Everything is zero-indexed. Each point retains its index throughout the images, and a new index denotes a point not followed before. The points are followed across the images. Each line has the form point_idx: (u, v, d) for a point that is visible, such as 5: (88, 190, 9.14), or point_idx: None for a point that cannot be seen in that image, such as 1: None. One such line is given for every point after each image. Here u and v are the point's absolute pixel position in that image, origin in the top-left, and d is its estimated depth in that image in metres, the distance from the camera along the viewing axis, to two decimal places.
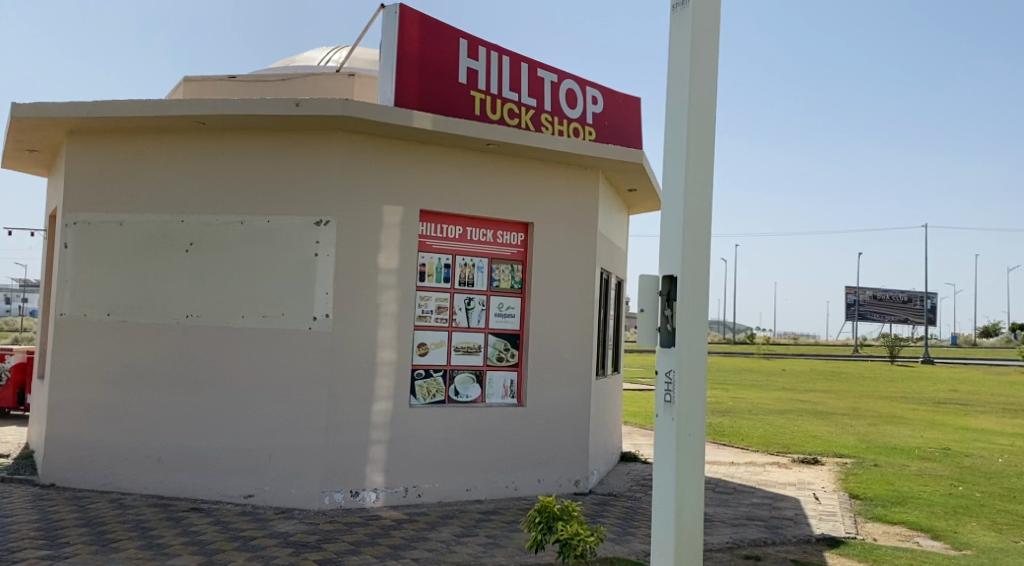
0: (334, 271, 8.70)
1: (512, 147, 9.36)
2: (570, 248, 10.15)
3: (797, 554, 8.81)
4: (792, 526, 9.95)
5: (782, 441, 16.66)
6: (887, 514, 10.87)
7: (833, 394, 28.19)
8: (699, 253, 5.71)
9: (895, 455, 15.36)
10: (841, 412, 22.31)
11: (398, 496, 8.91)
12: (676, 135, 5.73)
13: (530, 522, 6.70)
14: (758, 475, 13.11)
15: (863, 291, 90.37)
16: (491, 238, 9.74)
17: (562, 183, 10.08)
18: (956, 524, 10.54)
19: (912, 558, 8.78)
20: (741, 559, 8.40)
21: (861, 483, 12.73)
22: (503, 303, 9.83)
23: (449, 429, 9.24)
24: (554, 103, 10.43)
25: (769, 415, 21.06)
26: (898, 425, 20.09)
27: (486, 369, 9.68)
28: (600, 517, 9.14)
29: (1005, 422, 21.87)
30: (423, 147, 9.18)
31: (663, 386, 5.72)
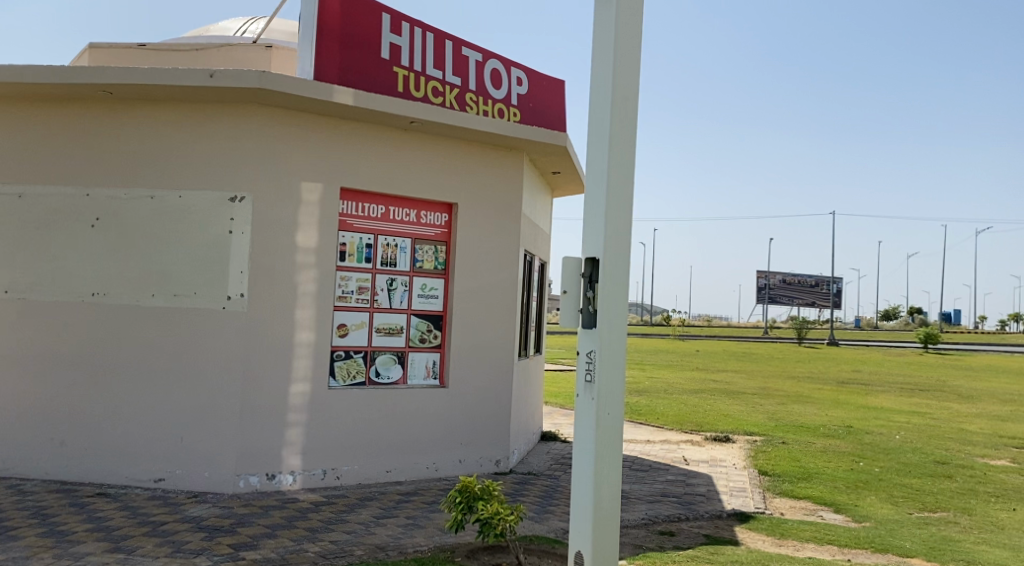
0: (249, 249, 8.44)
1: (435, 126, 9.24)
2: (493, 229, 10.10)
3: (709, 529, 9.02)
4: (705, 502, 10.20)
5: (696, 419, 17.07)
6: (793, 489, 11.26)
7: (744, 374, 29.07)
8: (620, 235, 5.74)
9: (801, 433, 15.92)
10: (752, 392, 23.02)
11: (317, 479, 8.75)
12: (599, 118, 5.73)
13: (450, 503, 6.64)
14: (672, 453, 13.40)
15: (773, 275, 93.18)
16: (414, 218, 9.60)
17: (485, 163, 10.00)
18: (858, 498, 10.98)
19: (816, 531, 9.10)
20: (656, 535, 8.56)
21: (770, 459, 13.14)
22: (426, 284, 9.72)
23: (369, 411, 9.12)
24: (478, 83, 10.32)
25: (684, 394, 21.57)
26: (804, 404, 20.84)
27: (409, 350, 9.58)
28: (519, 496, 9.17)
29: (902, 401, 22.96)
30: (345, 123, 8.98)
31: (584, 366, 5.74)
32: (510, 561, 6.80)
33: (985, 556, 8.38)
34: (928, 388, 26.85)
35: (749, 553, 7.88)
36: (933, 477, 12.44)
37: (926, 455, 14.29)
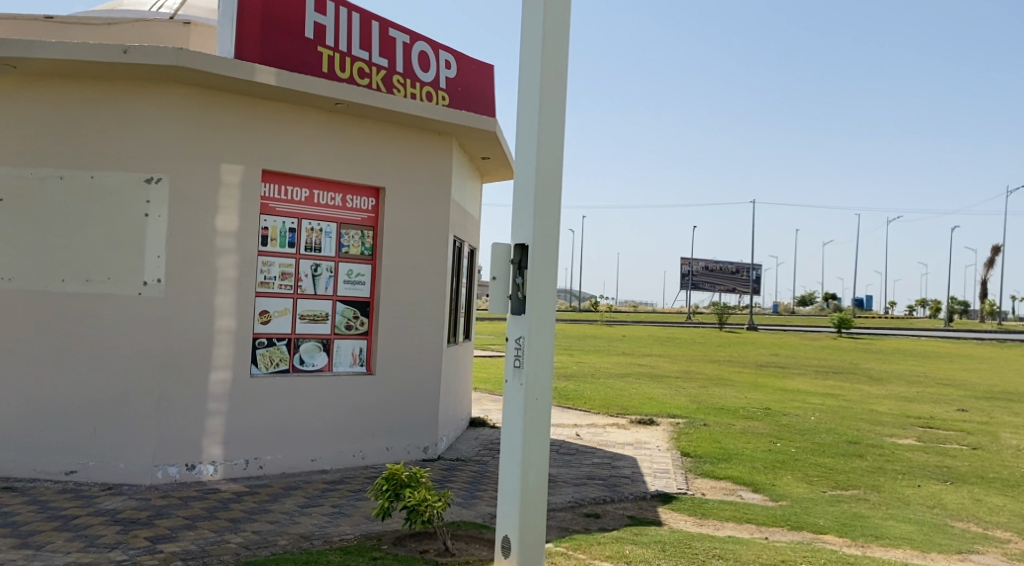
0: (166, 233, 8.13)
1: (361, 107, 9.05)
2: (421, 214, 9.96)
3: (633, 510, 9.13)
4: (629, 483, 10.33)
5: (622, 403, 17.28)
6: (714, 470, 11.50)
7: (668, 358, 29.61)
8: (549, 220, 5.70)
9: (721, 415, 16.28)
10: (675, 375, 23.46)
11: (238, 469, 8.52)
12: (528, 103, 5.68)
13: (376, 490, 6.54)
14: (598, 436, 13.52)
15: (696, 262, 95.17)
16: (339, 202, 9.40)
17: (412, 148, 9.84)
18: (774, 477, 11.27)
19: (735, 511, 9.30)
20: (581, 517, 8.62)
21: (692, 441, 13.40)
22: (352, 270, 9.54)
23: (293, 399, 8.93)
24: (405, 65, 10.13)
25: (610, 378, 21.86)
26: (725, 387, 21.35)
27: (334, 337, 9.40)
28: (446, 482, 9.12)
29: (817, 383, 23.72)
30: (268, 104, 8.72)
31: (513, 351, 5.71)
32: (437, 547, 6.75)
33: (893, 531, 8.69)
34: (841, 371, 27.80)
35: (672, 533, 8.00)
36: (845, 457, 12.86)
37: (838, 435, 14.78)
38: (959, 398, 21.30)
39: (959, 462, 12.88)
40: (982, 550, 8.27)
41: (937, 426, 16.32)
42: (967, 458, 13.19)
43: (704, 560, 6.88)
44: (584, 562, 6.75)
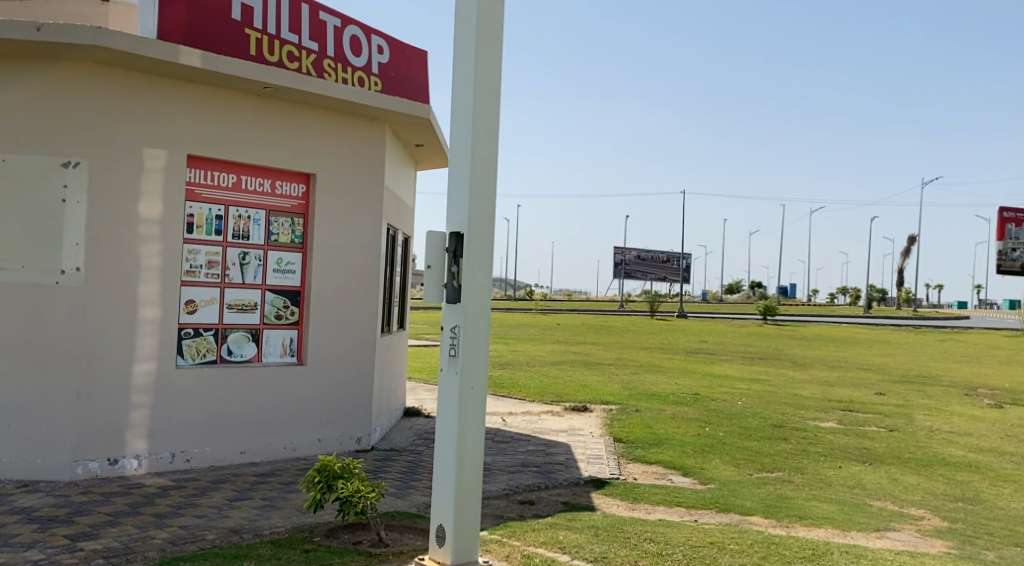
0: (86, 219, 7.83)
1: (290, 92, 8.83)
2: (353, 201, 9.78)
3: (567, 496, 9.17)
4: (563, 470, 10.38)
5: (556, 391, 17.38)
6: (645, 455, 11.65)
7: (602, 346, 29.92)
8: (485, 209, 5.66)
9: (653, 401, 16.51)
10: (608, 363, 23.72)
11: (164, 463, 8.28)
12: (463, 92, 5.60)
13: (308, 482, 6.42)
14: (533, 424, 13.56)
15: (629, 251, 96.29)
16: (268, 189, 9.17)
17: (344, 134, 9.66)
18: (704, 461, 11.47)
19: (666, 494, 9.43)
20: (516, 504, 8.62)
21: (624, 427, 13.54)
22: (282, 259, 9.33)
23: (221, 391, 8.69)
24: (336, 49, 9.87)
25: (544, 366, 21.98)
26: (656, 373, 21.67)
27: (263, 327, 9.18)
28: (380, 473, 9.01)
29: (744, 369, 24.26)
30: (193, 86, 8.44)
31: (448, 340, 5.65)
32: (371, 538, 6.67)
33: (815, 511, 8.93)
34: (768, 357, 28.51)
35: (605, 518, 8.05)
36: (770, 440, 13.17)
37: (764, 419, 15.13)
38: (878, 382, 22.03)
39: (877, 443, 13.32)
40: (898, 527, 8.56)
41: (857, 410, 16.83)
42: (885, 440, 13.64)
43: (636, 543, 6.94)
44: (519, 548, 6.74)
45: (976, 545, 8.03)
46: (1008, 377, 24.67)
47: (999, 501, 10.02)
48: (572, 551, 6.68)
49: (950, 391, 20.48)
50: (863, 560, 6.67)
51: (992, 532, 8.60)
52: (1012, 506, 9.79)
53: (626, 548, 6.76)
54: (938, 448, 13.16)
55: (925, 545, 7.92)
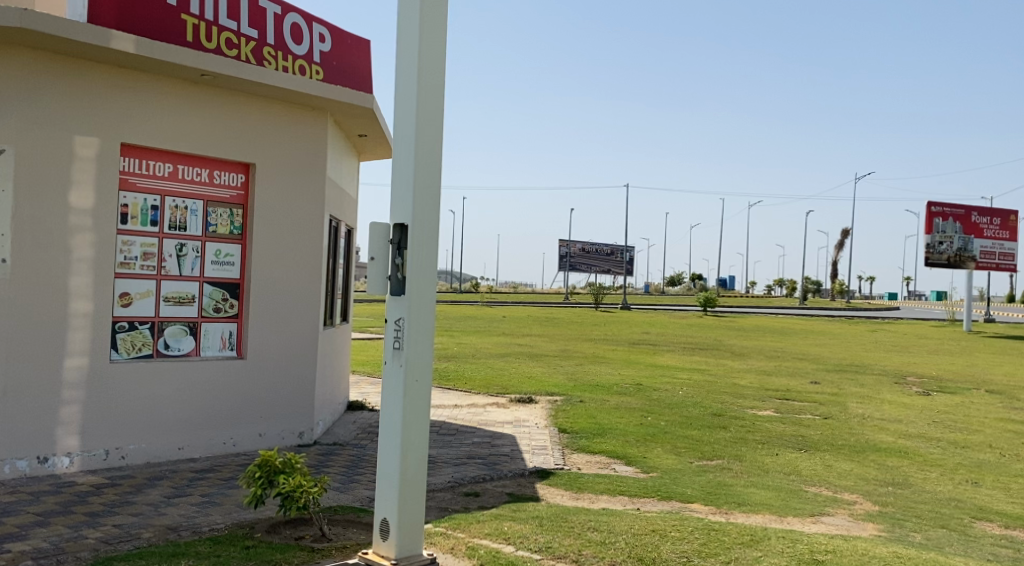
0: (12, 209, 7.52)
1: (229, 79, 8.64)
2: (294, 191, 9.61)
3: (512, 487, 9.18)
4: (508, 461, 10.38)
5: (501, 383, 17.39)
6: (589, 445, 11.72)
7: (547, 338, 30.03)
8: (429, 201, 5.61)
9: (597, 391, 16.63)
10: (553, 354, 23.84)
11: (98, 460, 8.04)
12: (406, 81, 5.53)
13: (248, 478, 6.29)
14: (478, 416, 13.54)
15: (573, 243, 96.82)
16: (206, 178, 8.96)
17: (285, 123, 9.48)
18: (646, 450, 11.59)
19: (609, 483, 9.50)
20: (461, 496, 8.59)
21: (569, 417, 13.61)
22: (221, 250, 9.12)
23: (158, 386, 8.48)
24: (277, 37, 9.60)
25: (490, 358, 22.00)
26: (600, 364, 21.85)
27: (201, 320, 8.98)
28: (322, 467, 8.90)
29: (686, 359, 24.62)
30: (126, 73, 8.19)
31: (392, 333, 5.57)
32: (313, 533, 6.57)
33: (753, 498, 9.09)
34: (709, 348, 28.97)
35: (549, 508, 8.08)
36: (710, 428, 13.37)
37: (705, 408, 15.37)
38: (814, 371, 22.53)
39: (812, 431, 13.62)
40: (832, 512, 8.76)
41: (793, 398, 17.20)
42: (819, 427, 13.96)
43: (580, 532, 6.97)
44: (464, 540, 6.72)
45: (906, 527, 8.27)
46: (936, 365, 25.46)
47: (927, 484, 10.34)
48: (516, 541, 6.68)
49: (882, 380, 21.07)
50: (799, 545, 6.81)
51: (921, 514, 8.86)
52: (939, 489, 10.11)
53: (570, 538, 6.78)
54: (871, 434, 13.52)
55: (857, 529, 8.12)
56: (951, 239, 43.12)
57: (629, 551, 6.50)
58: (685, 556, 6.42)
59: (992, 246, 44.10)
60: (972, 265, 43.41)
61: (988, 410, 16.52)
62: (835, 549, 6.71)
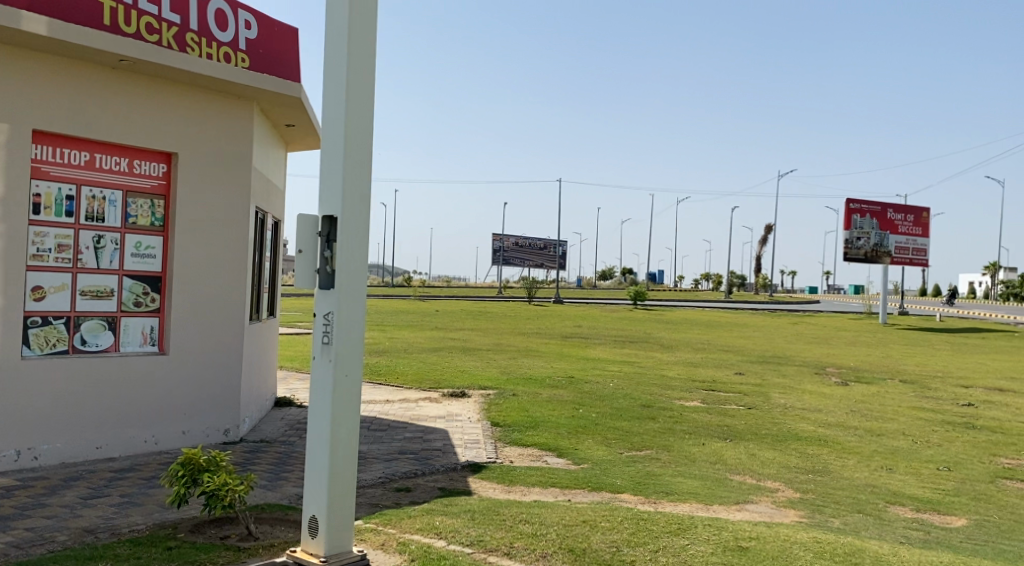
0: None
1: (149, 64, 8.36)
2: (218, 182, 9.35)
3: (443, 482, 9.13)
4: (440, 456, 10.33)
5: (433, 377, 17.30)
6: (521, 438, 11.75)
7: (480, 332, 30.02)
8: (358, 193, 5.51)
9: (529, 384, 16.69)
10: (485, 348, 23.86)
11: (9, 461, 7.71)
12: (335, 70, 5.42)
13: (171, 477, 6.10)
14: (410, 410, 13.45)
15: (506, 238, 96.99)
16: (125, 168, 8.65)
17: (208, 111, 9.22)
18: (577, 442, 11.68)
19: (541, 476, 9.54)
20: (392, 492, 8.50)
21: (501, 411, 13.62)
22: (141, 243, 8.83)
23: (74, 383, 8.17)
24: (201, 22, 9.11)
25: (422, 353, 21.89)
26: (533, 357, 21.96)
27: (120, 315, 8.67)
28: (249, 465, 8.71)
29: (617, 352, 24.91)
30: (38, 57, 7.86)
31: (321, 327, 5.47)
32: (240, 531, 6.41)
33: (681, 487, 9.24)
34: (639, 340, 29.38)
35: (480, 501, 8.06)
36: (639, 419, 13.54)
37: (635, 399, 15.57)
38: (739, 363, 23.03)
39: (737, 421, 13.92)
40: (755, 500, 8.96)
41: (719, 389, 17.55)
42: (744, 417, 14.27)
43: (511, 525, 6.97)
44: (395, 535, 6.65)
45: (825, 513, 8.51)
46: (854, 356, 26.32)
47: (845, 471, 10.66)
48: (448, 536, 6.64)
49: (804, 371, 21.67)
50: (724, 532, 6.94)
51: (839, 500, 9.13)
52: (856, 475, 10.44)
53: (502, 531, 6.78)
54: (792, 424, 13.88)
55: (779, 515, 8.32)
56: (868, 235, 44.58)
57: (559, 542, 6.52)
58: (615, 546, 6.47)
59: (907, 241, 45.74)
60: (888, 260, 44.95)
61: (902, 399, 17.14)
62: (758, 535, 6.85)
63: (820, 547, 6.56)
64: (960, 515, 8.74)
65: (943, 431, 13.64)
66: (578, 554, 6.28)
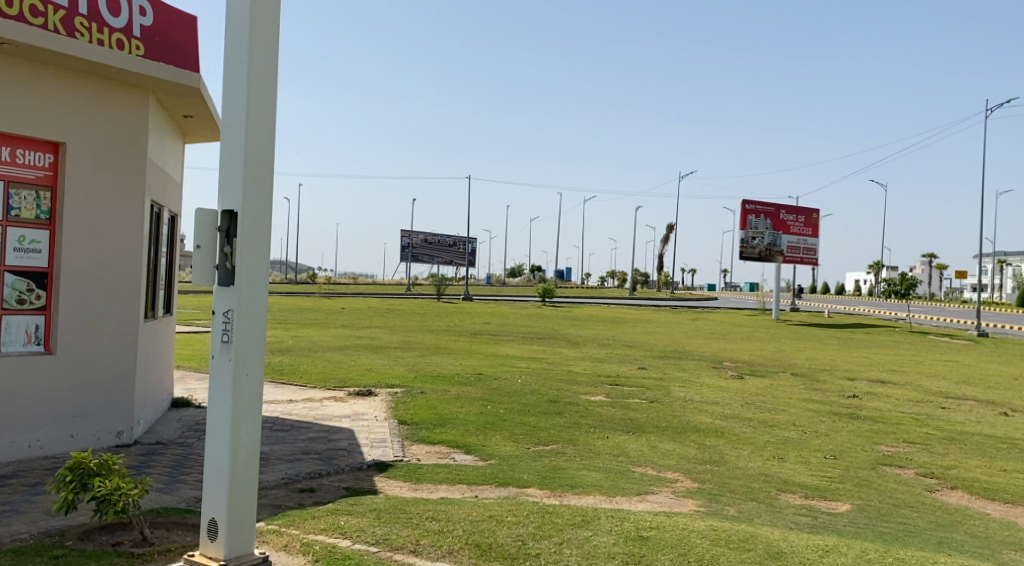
0: None
1: (33, 48, 8.01)
2: (111, 173, 9.01)
3: (349, 482, 9.04)
4: (345, 455, 10.22)
5: (339, 375, 17.08)
6: (429, 435, 11.74)
7: (388, 329, 29.78)
8: (260, 189, 5.40)
9: (437, 382, 16.67)
10: (393, 345, 23.71)
11: None
12: (236, 63, 5.32)
13: (58, 482, 5.85)
14: (314, 410, 13.26)
15: (415, 234, 96.32)
16: (7, 157, 8.24)
17: (99, 100, 8.89)
18: (485, 438, 11.74)
19: (448, 473, 9.56)
20: (295, 493, 8.38)
21: (409, 409, 13.55)
22: (25, 236, 8.42)
23: None
24: (91, 7, 8.65)
25: (327, 351, 21.57)
26: (440, 355, 21.93)
27: (2, 313, 8.25)
28: (143, 468, 8.44)
29: (524, 348, 25.11)
30: None
31: (221, 325, 5.35)
32: (133, 537, 6.20)
33: (584, 480, 9.40)
34: (546, 337, 29.72)
35: (386, 499, 8.03)
36: (545, 415, 13.70)
37: (541, 395, 15.74)
38: (641, 358, 23.54)
39: (640, 414, 14.24)
40: (656, 490, 9.21)
41: (623, 384, 17.91)
42: (646, 411, 14.61)
43: (418, 522, 6.97)
44: (298, 536, 6.56)
45: (721, 502, 8.82)
46: (752, 351, 27.27)
47: (739, 461, 11.05)
48: (353, 535, 6.59)
49: (703, 365, 22.33)
50: (626, 523, 7.11)
51: (734, 489, 9.46)
52: (750, 465, 10.84)
53: (408, 528, 6.77)
54: (692, 416, 14.30)
55: (677, 505, 8.57)
56: (762, 234, 46.22)
57: (465, 538, 6.56)
58: (520, 540, 6.56)
59: (798, 241, 47.62)
60: (781, 259, 46.68)
61: (794, 392, 17.87)
62: (658, 525, 7.05)
63: (716, 534, 6.79)
64: (844, 501, 9.19)
65: (829, 421, 14.30)
66: (484, 549, 6.33)
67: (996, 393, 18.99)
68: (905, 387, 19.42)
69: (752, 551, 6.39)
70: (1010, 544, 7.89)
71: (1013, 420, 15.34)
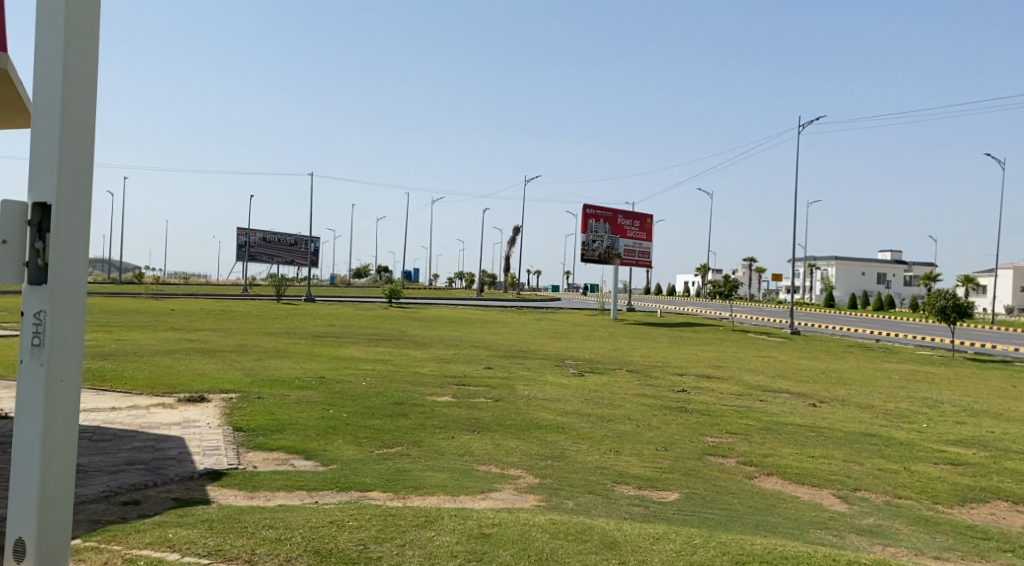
0: None
1: None
2: None
3: (178, 492, 8.61)
4: (174, 465, 9.72)
5: (168, 381, 16.21)
6: (266, 442, 11.35)
7: (223, 331, 28.59)
8: (76, 181, 5.05)
9: (276, 386, 16.17)
10: (229, 349, 22.79)
11: None
12: (48, 44, 4.94)
13: None
14: (141, 419, 12.52)
15: (254, 233, 93.01)
16: None
17: None
18: (326, 443, 11.49)
19: (286, 480, 9.28)
20: (118, 506, 7.89)
21: (245, 415, 13.06)
22: None
23: None
24: None
25: (157, 356, 20.45)
26: (279, 358, 21.29)
27: None
28: None
29: (368, 350, 24.79)
30: None
31: (30, 328, 4.93)
32: None
33: (428, 481, 9.38)
34: (390, 337, 29.47)
35: (220, 509, 7.70)
36: (389, 417, 13.56)
37: (385, 397, 15.57)
38: (485, 358, 23.76)
39: (484, 413, 14.36)
40: (499, 487, 9.33)
41: (467, 383, 17.99)
42: (490, 409, 14.75)
43: (253, 532, 6.73)
44: (120, 552, 6.17)
45: (561, 496, 9.04)
46: (591, 349, 28.15)
47: (578, 456, 11.37)
48: (182, 548, 6.27)
49: (545, 364, 22.83)
50: (468, 521, 7.15)
51: (572, 483, 9.73)
52: (588, 459, 11.17)
53: (242, 538, 6.51)
54: (533, 413, 14.57)
55: (519, 501, 8.72)
56: (601, 237, 47.73)
57: (304, 545, 6.39)
58: (362, 543, 6.46)
59: (633, 244, 49.56)
60: (618, 262, 48.40)
61: (629, 387, 18.59)
62: (500, 522, 7.14)
63: (555, 528, 6.94)
64: (673, 490, 9.64)
65: (662, 415, 14.96)
66: (324, 555, 6.19)
67: (809, 385, 20.53)
68: (729, 381, 20.62)
69: (589, 542, 6.60)
70: (818, 523, 8.54)
71: (822, 410, 16.64)
